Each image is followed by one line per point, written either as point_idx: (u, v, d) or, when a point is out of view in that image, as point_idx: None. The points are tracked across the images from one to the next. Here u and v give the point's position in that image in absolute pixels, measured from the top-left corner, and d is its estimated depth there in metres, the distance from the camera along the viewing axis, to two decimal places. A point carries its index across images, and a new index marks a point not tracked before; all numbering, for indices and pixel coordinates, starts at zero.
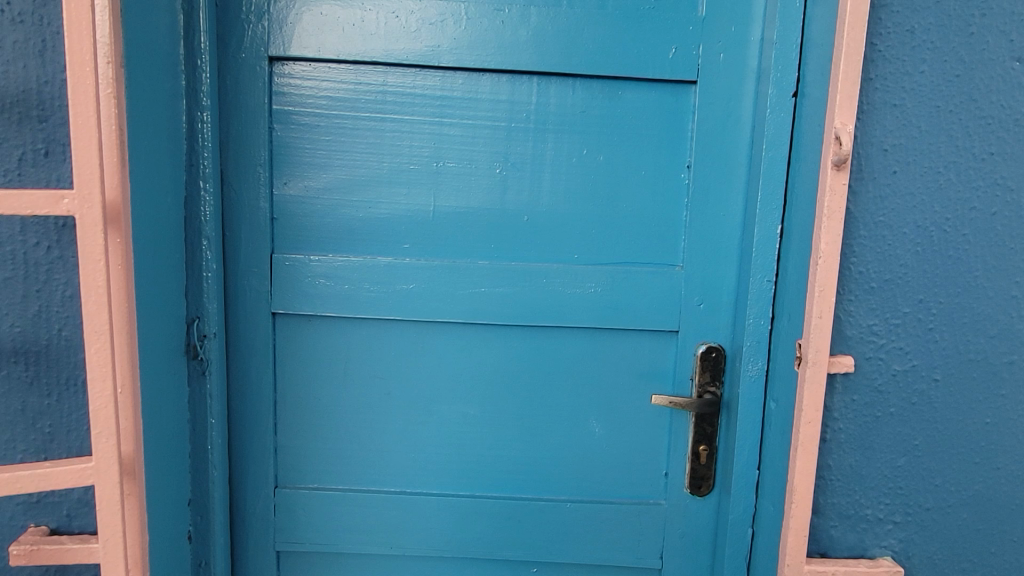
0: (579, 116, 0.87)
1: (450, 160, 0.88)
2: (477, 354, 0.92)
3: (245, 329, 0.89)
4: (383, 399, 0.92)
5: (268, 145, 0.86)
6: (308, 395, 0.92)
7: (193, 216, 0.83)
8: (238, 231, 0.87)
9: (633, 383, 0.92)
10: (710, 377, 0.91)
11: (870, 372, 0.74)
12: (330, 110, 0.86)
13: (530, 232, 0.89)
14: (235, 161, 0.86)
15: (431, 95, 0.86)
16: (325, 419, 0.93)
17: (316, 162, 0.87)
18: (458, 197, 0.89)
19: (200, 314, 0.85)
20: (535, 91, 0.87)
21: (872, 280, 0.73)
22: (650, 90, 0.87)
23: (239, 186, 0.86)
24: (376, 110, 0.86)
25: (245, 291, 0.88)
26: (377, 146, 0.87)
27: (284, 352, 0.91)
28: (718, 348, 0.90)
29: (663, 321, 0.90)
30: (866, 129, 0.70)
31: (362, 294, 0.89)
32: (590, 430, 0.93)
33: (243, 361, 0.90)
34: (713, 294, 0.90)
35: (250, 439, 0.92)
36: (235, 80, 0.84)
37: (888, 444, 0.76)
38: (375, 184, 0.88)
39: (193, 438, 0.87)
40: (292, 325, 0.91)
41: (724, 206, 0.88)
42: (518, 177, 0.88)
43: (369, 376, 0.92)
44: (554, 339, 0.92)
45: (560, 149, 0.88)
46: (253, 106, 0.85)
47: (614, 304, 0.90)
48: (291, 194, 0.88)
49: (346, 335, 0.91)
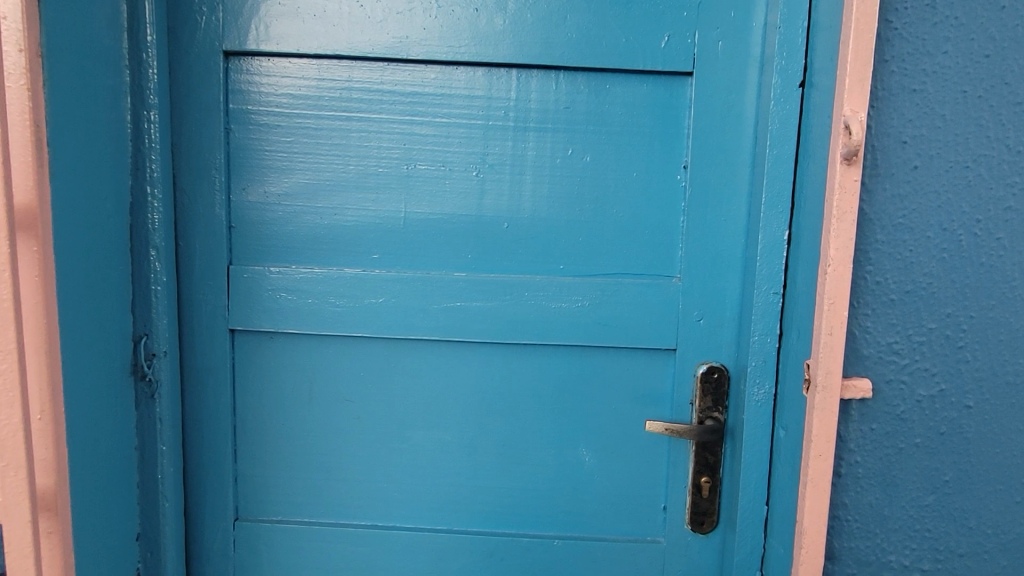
0: (563, 113, 0.79)
1: (422, 162, 0.80)
2: (454, 375, 0.83)
3: (202, 348, 0.82)
4: (352, 424, 0.85)
5: (224, 147, 0.79)
6: (271, 419, 0.84)
7: (140, 224, 0.76)
8: (192, 241, 0.80)
9: (627, 408, 0.83)
10: (712, 402, 0.81)
11: (891, 397, 0.65)
12: (291, 110, 0.79)
13: (511, 241, 0.81)
14: (188, 165, 0.79)
15: (401, 91, 0.79)
16: (289, 445, 0.85)
17: (277, 166, 0.80)
18: (431, 203, 0.81)
19: (148, 331, 0.78)
20: (514, 84, 0.79)
21: (892, 291, 0.63)
22: (641, 83, 0.79)
23: (194, 192, 0.79)
24: (342, 108, 0.79)
25: (200, 306, 0.81)
26: (343, 148, 0.80)
27: (244, 373, 0.84)
28: (720, 368, 0.80)
29: (659, 339, 0.81)
30: (881, 118, 0.61)
31: (327, 309, 0.82)
32: (579, 459, 0.84)
33: (199, 382, 0.83)
34: (715, 308, 0.80)
35: (208, 467, 0.84)
36: (188, 76, 0.78)
37: (913, 480, 0.65)
38: (340, 189, 0.81)
39: (141, 467, 0.79)
40: (253, 343, 0.83)
41: (725, 209, 0.79)
42: (496, 180, 0.80)
43: (336, 398, 0.84)
44: (538, 359, 0.83)
45: (541, 149, 0.80)
46: (208, 106, 0.78)
47: (604, 320, 0.81)
48: (250, 200, 0.81)
49: (312, 354, 0.83)
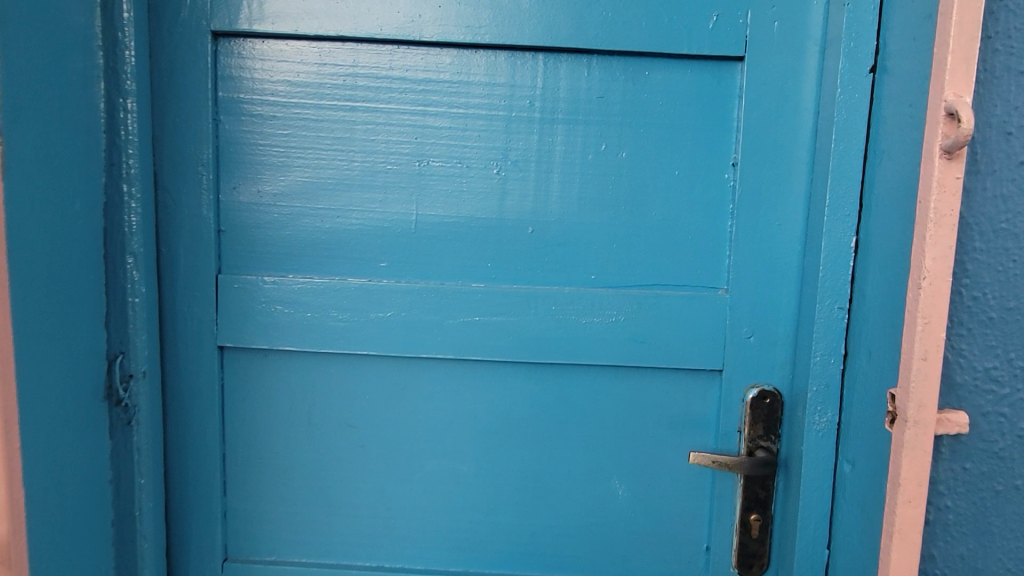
0: (596, 103, 0.70)
1: (436, 159, 0.71)
2: (471, 398, 0.74)
3: (186, 367, 0.73)
4: (356, 453, 0.75)
5: (212, 141, 0.70)
6: (264, 447, 0.75)
7: (116, 228, 0.67)
8: (176, 247, 0.71)
9: (666, 436, 0.74)
10: (763, 430, 0.72)
11: (988, 432, 0.55)
12: (288, 99, 0.70)
13: (537, 248, 0.72)
14: (170, 161, 0.70)
15: (413, 78, 0.70)
16: (285, 477, 0.75)
17: (273, 162, 0.71)
18: (447, 204, 0.72)
19: (125, 349, 0.68)
20: (541, 70, 0.70)
21: (992, 308, 0.54)
22: (684, 69, 0.69)
23: (178, 192, 0.70)
24: (345, 97, 0.70)
25: (185, 321, 0.72)
26: (347, 142, 0.71)
27: (234, 396, 0.74)
28: (773, 392, 0.71)
29: (704, 359, 0.72)
30: (981, 105, 0.52)
31: (328, 323, 0.72)
32: (612, 493, 0.75)
33: (184, 406, 0.73)
34: (767, 324, 0.71)
35: (193, 502, 0.75)
36: (170, 60, 0.69)
37: (1012, 528, 0.56)
38: (342, 188, 0.71)
39: (117, 504, 0.70)
40: (244, 362, 0.74)
41: (781, 212, 0.70)
42: (520, 179, 0.71)
43: (338, 423, 0.75)
44: (565, 381, 0.73)
45: (571, 144, 0.71)
46: (193, 93, 0.69)
47: (641, 338, 0.71)
48: (242, 201, 0.72)
49: (311, 375, 0.74)
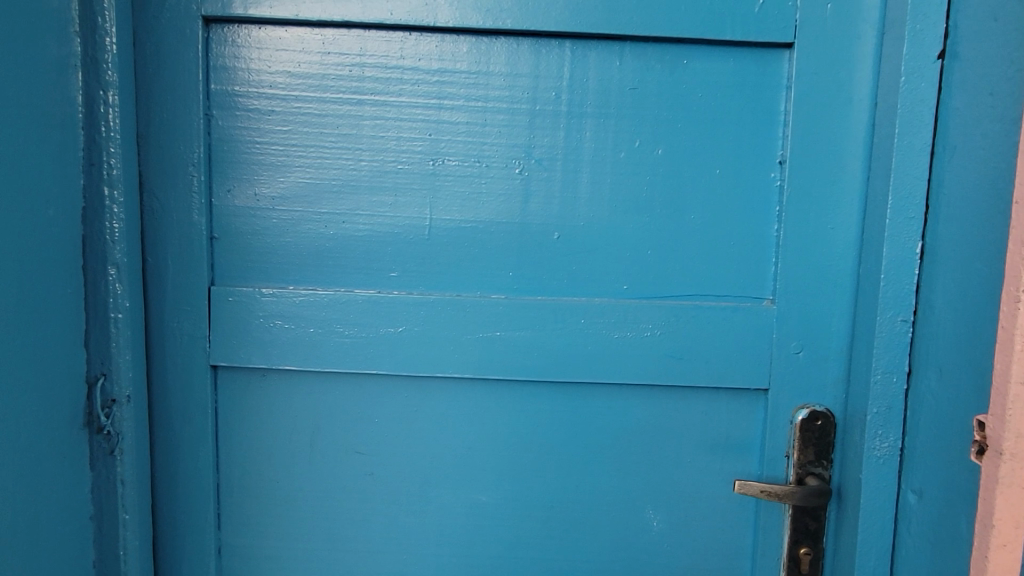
0: (629, 95, 0.63)
1: (452, 158, 0.64)
2: (491, 421, 0.67)
3: (176, 389, 0.66)
4: (364, 482, 0.68)
5: (204, 139, 0.63)
6: (263, 476, 0.68)
7: (95, 236, 0.60)
8: (164, 256, 0.64)
9: (705, 462, 0.67)
10: (815, 456, 0.65)
11: None
12: (288, 92, 0.63)
13: (563, 256, 0.65)
14: (157, 161, 0.63)
15: (426, 68, 0.63)
16: (285, 509, 0.68)
17: (271, 162, 0.64)
18: (464, 208, 0.65)
19: (107, 370, 0.61)
20: (568, 58, 0.63)
21: None
22: (726, 58, 0.63)
23: (166, 195, 0.63)
24: (351, 90, 0.63)
25: (174, 338, 0.65)
26: (353, 140, 0.64)
27: (229, 420, 0.67)
28: (825, 414, 0.64)
29: (748, 377, 0.65)
30: None
31: (333, 340, 0.65)
32: (645, 524, 0.68)
33: (173, 433, 0.66)
34: (818, 339, 0.64)
35: (184, 538, 0.68)
36: (157, 48, 0.62)
37: None
38: (348, 190, 0.65)
39: (99, 542, 0.63)
40: (240, 383, 0.67)
41: (834, 214, 0.63)
42: (545, 179, 0.64)
43: (344, 450, 0.68)
44: (595, 401, 0.67)
45: (601, 140, 0.64)
46: (183, 86, 0.62)
47: (678, 354, 0.65)
48: (237, 205, 0.65)
49: (314, 396, 0.67)
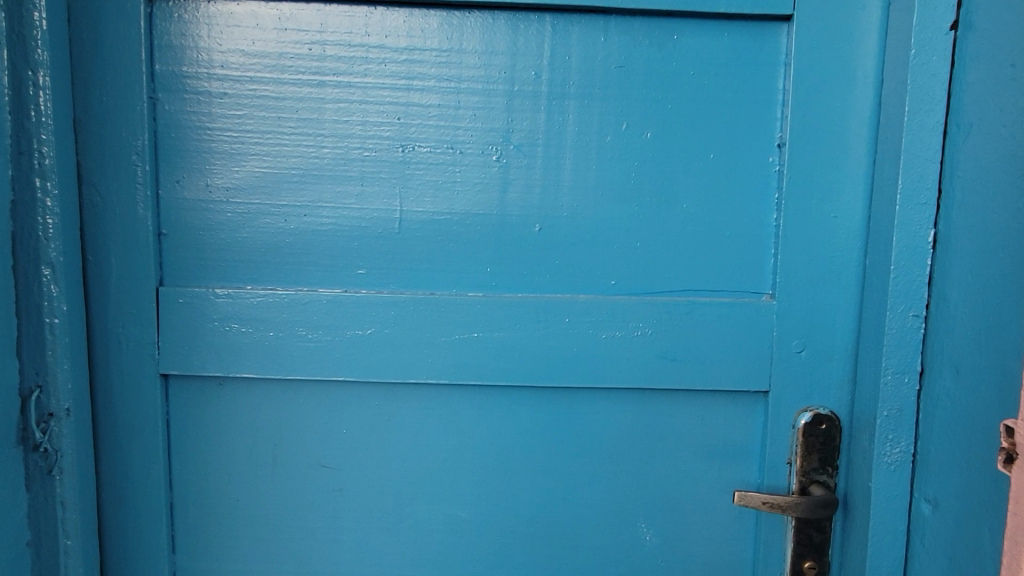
0: (615, 74, 0.58)
1: (424, 143, 0.59)
2: (470, 430, 0.62)
3: (123, 401, 0.60)
4: (333, 499, 0.63)
5: (148, 125, 0.58)
6: (221, 494, 0.62)
7: (27, 232, 0.54)
8: (106, 254, 0.58)
9: (702, 470, 0.62)
10: (819, 462, 0.60)
11: None
12: (242, 73, 0.58)
13: (545, 250, 0.60)
14: (97, 150, 0.57)
15: (393, 46, 0.58)
16: (246, 529, 0.63)
17: (225, 150, 0.59)
18: (437, 199, 0.59)
19: (44, 382, 0.55)
20: (548, 34, 0.58)
21: None
22: (720, 32, 0.58)
23: (107, 188, 0.57)
24: (311, 70, 0.58)
25: (119, 344, 0.59)
26: (314, 124, 0.58)
27: (183, 434, 0.62)
28: (830, 417, 0.60)
29: (747, 378, 0.60)
30: None
31: (296, 344, 0.60)
32: (638, 539, 0.63)
33: (120, 449, 0.60)
34: (821, 336, 0.59)
35: (135, 563, 0.62)
36: (95, 26, 0.56)
37: None
38: (310, 180, 0.59)
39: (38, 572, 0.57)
40: (194, 392, 0.61)
41: (837, 201, 0.58)
42: (525, 167, 0.59)
43: (311, 464, 0.62)
44: (581, 407, 0.62)
45: (586, 124, 0.59)
46: (124, 66, 0.56)
47: (671, 355, 0.60)
48: (187, 198, 0.59)
49: (277, 406, 0.62)
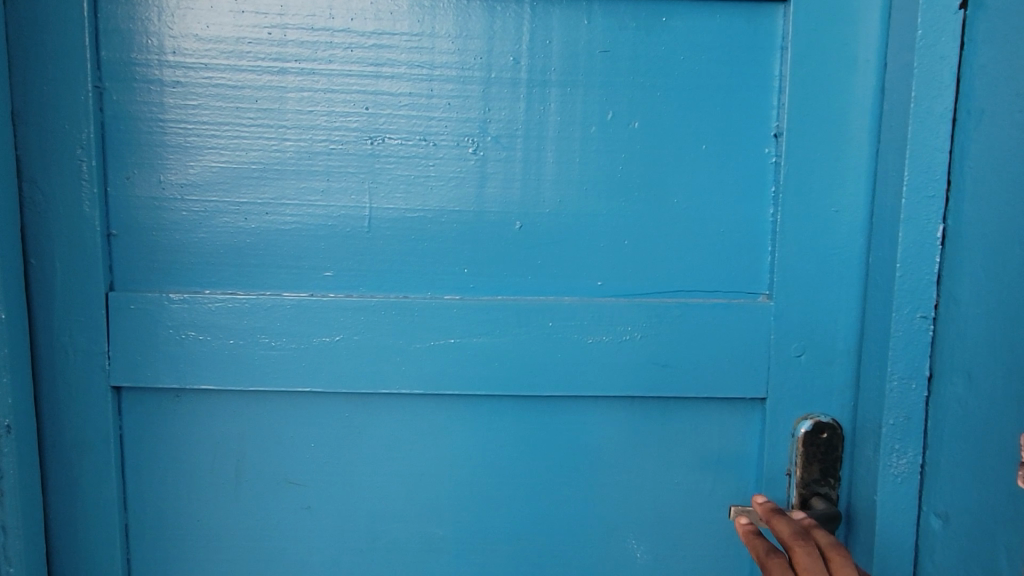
0: (600, 60, 0.54)
1: (394, 135, 0.55)
2: (447, 442, 0.58)
3: (71, 416, 0.55)
4: (301, 518, 0.59)
5: (94, 117, 0.53)
6: (180, 514, 0.58)
7: None
8: (49, 257, 0.54)
9: (696, 482, 0.58)
10: (820, 473, 0.56)
11: None
12: (196, 59, 0.53)
13: (526, 249, 0.56)
14: (38, 143, 0.53)
15: (360, 30, 0.53)
16: (207, 552, 0.59)
17: (179, 143, 0.54)
18: (409, 195, 0.55)
19: None
20: (528, 18, 0.54)
21: None
22: (712, 14, 0.54)
23: (50, 185, 0.53)
24: (271, 56, 0.53)
25: (66, 355, 0.54)
26: (275, 115, 0.54)
27: (138, 450, 0.57)
28: (832, 425, 0.56)
29: (743, 385, 0.56)
30: None
31: (258, 352, 0.55)
32: (628, 555, 0.59)
33: (69, 467, 0.56)
34: (821, 339, 0.56)
35: None
36: (34, 9, 0.51)
37: None
38: (272, 176, 0.55)
39: None
40: (150, 406, 0.57)
41: (838, 195, 0.54)
42: (503, 161, 0.55)
43: (277, 481, 0.58)
44: (566, 417, 0.58)
45: (569, 114, 0.55)
46: (66, 52, 0.52)
47: (662, 361, 0.56)
48: (138, 195, 0.55)
49: (239, 419, 0.57)
